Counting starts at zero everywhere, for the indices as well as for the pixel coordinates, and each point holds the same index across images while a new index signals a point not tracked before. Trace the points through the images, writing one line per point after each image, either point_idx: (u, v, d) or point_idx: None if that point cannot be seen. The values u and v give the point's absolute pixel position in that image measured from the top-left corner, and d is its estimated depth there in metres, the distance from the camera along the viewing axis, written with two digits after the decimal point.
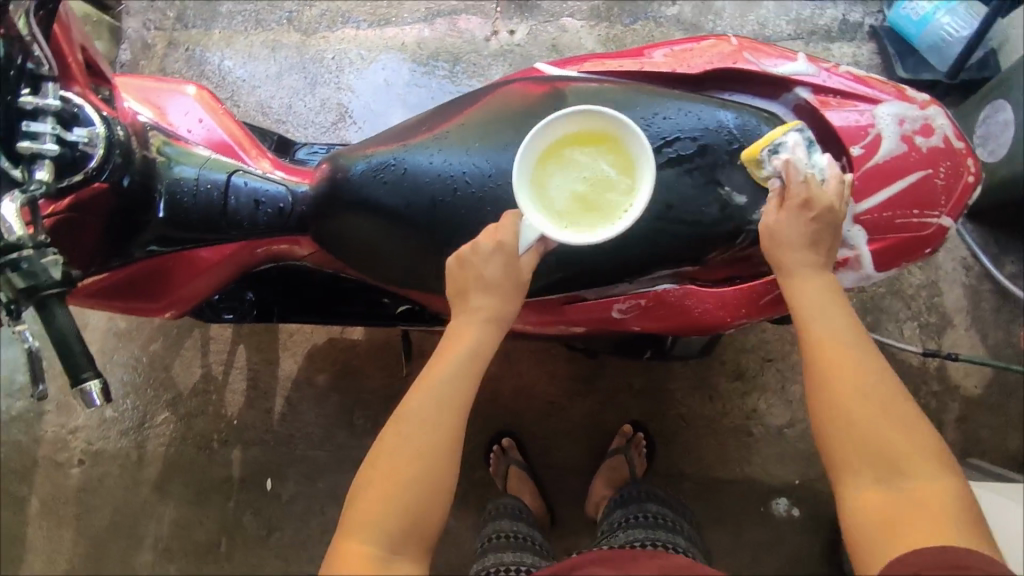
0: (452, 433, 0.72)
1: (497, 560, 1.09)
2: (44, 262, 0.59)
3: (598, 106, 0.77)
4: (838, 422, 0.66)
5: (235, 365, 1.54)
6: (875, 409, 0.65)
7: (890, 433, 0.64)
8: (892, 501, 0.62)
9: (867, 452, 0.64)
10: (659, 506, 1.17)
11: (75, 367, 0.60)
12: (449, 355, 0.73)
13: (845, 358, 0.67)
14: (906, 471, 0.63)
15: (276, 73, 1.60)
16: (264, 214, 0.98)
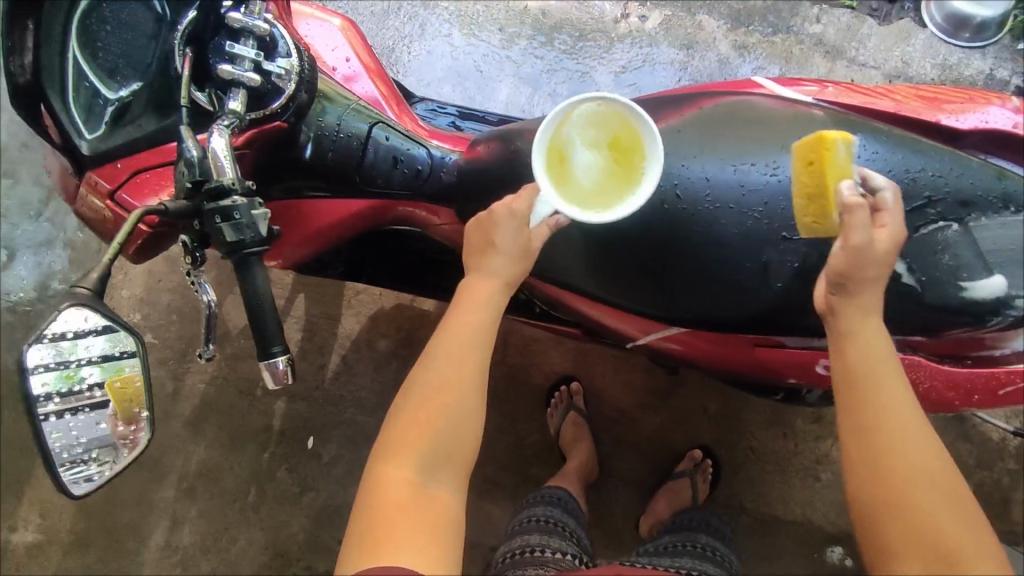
0: (478, 366, 0.70)
1: (525, 541, 1.04)
2: (254, 214, 0.51)
3: (852, 146, 0.68)
4: (875, 473, 0.60)
5: (293, 313, 1.46)
6: (927, 475, 0.60)
7: (933, 498, 0.59)
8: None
9: (924, 518, 0.58)
10: (710, 540, 1.11)
11: (267, 338, 0.54)
12: (465, 301, 0.71)
13: (898, 432, 0.60)
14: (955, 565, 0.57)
15: (382, 12, 1.49)
16: (400, 174, 0.90)
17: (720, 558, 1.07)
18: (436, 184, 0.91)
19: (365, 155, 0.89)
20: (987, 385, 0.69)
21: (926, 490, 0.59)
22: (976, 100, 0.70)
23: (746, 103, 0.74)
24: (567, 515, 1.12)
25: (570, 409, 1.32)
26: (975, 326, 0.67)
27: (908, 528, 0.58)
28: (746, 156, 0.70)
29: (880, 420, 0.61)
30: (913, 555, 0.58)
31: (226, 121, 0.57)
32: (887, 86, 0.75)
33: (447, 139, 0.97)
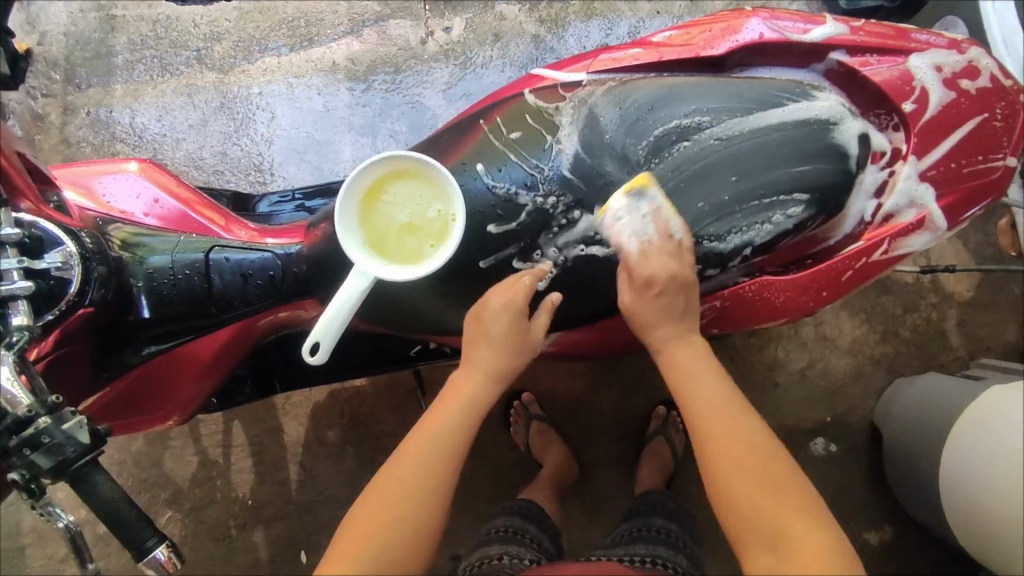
0: (440, 484, 0.68)
1: (483, 551, 1.02)
2: (67, 427, 0.49)
3: (629, 106, 0.76)
4: (713, 456, 0.67)
5: (235, 444, 1.42)
6: (751, 466, 0.65)
7: (762, 481, 0.64)
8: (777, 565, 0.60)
9: (728, 447, 0.66)
10: (667, 521, 1.08)
11: (137, 537, 0.51)
12: (447, 400, 0.71)
13: (730, 440, 0.67)
14: (790, 537, 0.61)
15: (200, 120, 1.46)
16: (256, 287, 0.89)
17: (676, 537, 1.04)
18: (293, 281, 0.90)
19: (212, 285, 0.87)
20: (828, 278, 0.76)
21: (762, 489, 0.64)
22: (716, 27, 0.79)
23: (528, 99, 0.79)
24: (530, 522, 1.12)
25: (531, 420, 1.32)
26: (796, 231, 0.74)
27: (741, 509, 0.64)
28: (545, 145, 0.76)
29: (704, 416, 0.69)
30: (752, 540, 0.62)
31: (14, 339, 0.54)
32: (644, 38, 0.82)
33: (284, 233, 0.96)
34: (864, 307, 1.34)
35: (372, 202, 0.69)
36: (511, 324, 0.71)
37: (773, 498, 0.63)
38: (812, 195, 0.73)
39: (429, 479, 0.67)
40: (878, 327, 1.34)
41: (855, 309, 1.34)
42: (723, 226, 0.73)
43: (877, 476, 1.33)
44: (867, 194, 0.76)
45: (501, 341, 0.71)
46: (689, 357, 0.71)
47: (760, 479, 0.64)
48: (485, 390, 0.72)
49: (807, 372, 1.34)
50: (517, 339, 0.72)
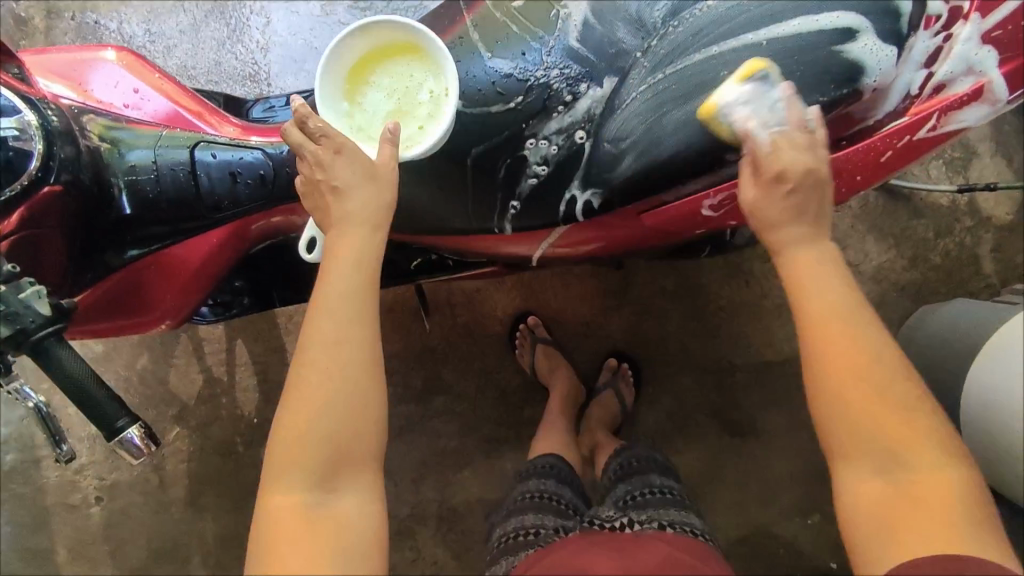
0: (360, 357, 0.63)
1: (517, 522, 0.96)
2: (23, 296, 0.48)
3: None
4: (832, 377, 0.60)
5: (238, 363, 1.41)
6: (884, 389, 0.60)
7: (868, 366, 0.60)
8: (886, 491, 0.60)
9: (846, 359, 0.60)
10: (664, 479, 1.00)
11: (106, 416, 0.49)
12: (331, 270, 0.63)
13: (850, 344, 0.60)
14: (907, 462, 0.59)
15: (191, 26, 1.38)
16: (245, 188, 0.83)
17: (682, 497, 0.96)
18: (287, 183, 0.84)
19: (199, 184, 0.82)
20: (863, 159, 0.65)
21: (886, 413, 0.59)
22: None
23: None
24: (565, 486, 1.05)
25: (538, 343, 1.28)
26: (834, 101, 0.62)
27: (858, 432, 0.60)
28: (553, 14, 0.68)
29: (822, 321, 0.61)
30: (861, 459, 0.61)
31: None
32: None
33: (276, 133, 0.90)
34: (893, 231, 1.26)
35: (369, 61, 0.67)
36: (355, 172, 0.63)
37: (894, 424, 0.60)
38: (858, 57, 0.61)
39: (350, 359, 0.62)
40: (906, 252, 1.26)
41: (882, 232, 1.27)
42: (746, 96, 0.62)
43: None
44: (915, 65, 0.64)
45: (356, 186, 0.63)
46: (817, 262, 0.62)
47: (877, 404, 0.60)
48: (371, 246, 0.64)
49: None
50: (366, 182, 0.63)
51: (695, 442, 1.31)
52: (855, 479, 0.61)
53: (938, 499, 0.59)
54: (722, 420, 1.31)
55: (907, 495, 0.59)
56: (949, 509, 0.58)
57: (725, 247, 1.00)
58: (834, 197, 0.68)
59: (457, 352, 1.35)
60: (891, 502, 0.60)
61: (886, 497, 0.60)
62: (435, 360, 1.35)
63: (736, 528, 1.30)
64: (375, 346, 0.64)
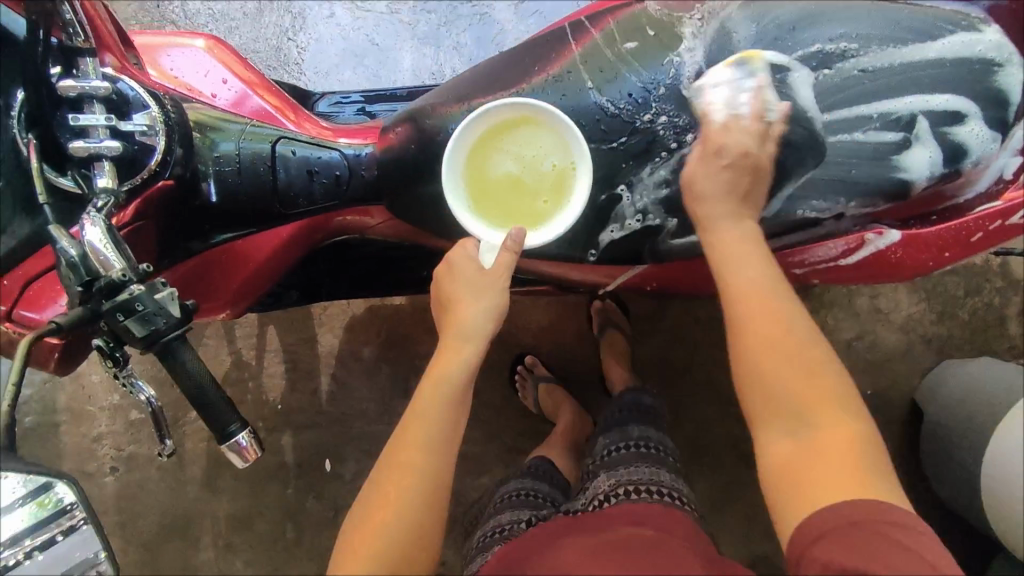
0: (439, 464, 0.71)
1: (495, 522, 1.02)
2: (159, 298, 0.47)
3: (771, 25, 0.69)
4: (751, 348, 0.67)
5: (268, 349, 1.43)
6: (792, 349, 0.66)
7: (780, 332, 0.66)
8: (797, 449, 0.63)
9: (766, 329, 0.67)
10: (643, 431, 1.09)
11: (220, 418, 0.50)
12: (434, 373, 0.74)
13: (763, 312, 0.67)
14: (807, 420, 0.63)
15: (255, 10, 1.39)
16: (321, 186, 0.85)
17: (654, 454, 1.03)
18: (361, 185, 0.86)
19: (278, 178, 0.83)
20: (956, 236, 0.72)
21: (796, 375, 0.65)
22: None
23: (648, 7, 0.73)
24: (540, 481, 1.12)
25: (537, 382, 1.31)
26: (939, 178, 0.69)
27: (771, 398, 0.65)
28: (663, 59, 0.69)
29: (739, 296, 0.68)
30: (771, 418, 0.65)
31: (101, 202, 0.52)
32: None
33: (357, 134, 0.91)
34: (925, 284, 1.30)
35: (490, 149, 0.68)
36: (472, 274, 0.74)
37: (812, 389, 0.64)
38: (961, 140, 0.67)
39: (428, 463, 0.71)
40: (935, 306, 1.29)
41: (914, 285, 1.30)
42: (856, 164, 0.68)
43: (911, 455, 1.31)
44: (1013, 151, 0.70)
45: (473, 296, 0.74)
46: (738, 237, 0.68)
47: (791, 368, 0.65)
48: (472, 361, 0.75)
49: (854, 343, 1.31)
50: (478, 287, 0.74)
51: (712, 471, 1.34)
52: (773, 441, 0.65)
53: (842, 453, 0.61)
54: (741, 453, 1.33)
55: (817, 452, 0.62)
56: (868, 467, 0.60)
57: None
58: (923, 265, 0.74)
59: (486, 360, 1.37)
60: (801, 459, 0.62)
61: (798, 456, 0.62)
62: None
63: (745, 558, 1.32)
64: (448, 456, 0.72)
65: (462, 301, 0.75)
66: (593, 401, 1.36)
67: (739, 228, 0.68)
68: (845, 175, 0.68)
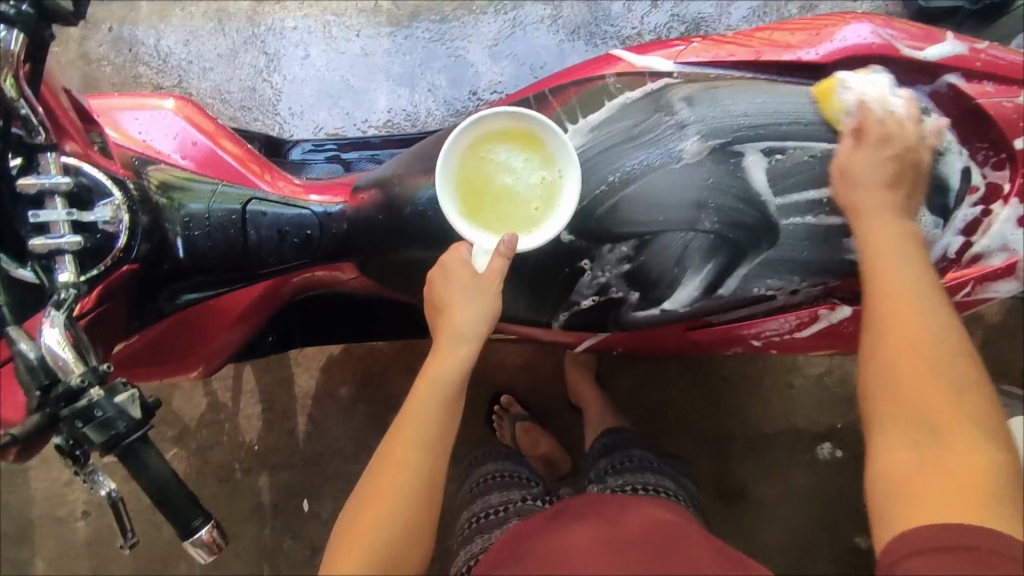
0: (431, 476, 0.67)
1: (484, 503, 1.04)
2: (119, 402, 0.47)
3: (729, 107, 0.72)
4: (886, 342, 0.62)
5: (244, 389, 1.42)
6: (942, 343, 0.60)
7: (919, 320, 0.61)
8: (915, 460, 0.58)
9: (904, 319, 0.62)
10: (644, 451, 1.12)
11: (183, 515, 0.50)
12: (423, 382, 0.69)
13: (908, 299, 0.62)
14: (941, 430, 0.58)
15: (229, 51, 1.39)
16: (291, 246, 0.85)
17: (656, 464, 1.09)
18: (331, 242, 0.87)
19: (248, 237, 0.83)
20: None
21: (924, 373, 0.60)
22: (800, 32, 0.79)
23: (609, 80, 0.75)
24: (519, 464, 1.15)
25: (515, 421, 1.31)
26: None
27: (899, 407, 0.60)
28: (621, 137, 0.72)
29: (882, 280, 0.64)
30: (897, 424, 0.60)
31: (62, 297, 0.52)
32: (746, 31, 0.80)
33: (328, 190, 0.92)
34: None
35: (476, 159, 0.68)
36: (466, 283, 0.68)
37: (948, 405, 0.58)
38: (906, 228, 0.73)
39: (418, 472, 0.66)
40: None
41: None
42: (807, 246, 0.72)
43: None
44: (956, 231, 0.78)
45: (466, 299, 0.69)
46: (873, 229, 0.66)
47: (921, 364, 0.60)
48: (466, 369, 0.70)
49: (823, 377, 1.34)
50: (478, 288, 0.68)
51: None
52: (884, 441, 0.60)
53: (967, 475, 0.56)
54: (718, 487, 1.35)
55: (938, 469, 0.57)
56: (994, 499, 0.54)
57: None
58: None
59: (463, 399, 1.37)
60: (918, 473, 0.57)
61: (915, 472, 0.57)
62: None
63: None
64: (438, 475, 0.67)
65: (455, 305, 0.69)
66: (571, 438, 1.37)
67: (897, 222, 0.66)
68: (798, 255, 0.72)
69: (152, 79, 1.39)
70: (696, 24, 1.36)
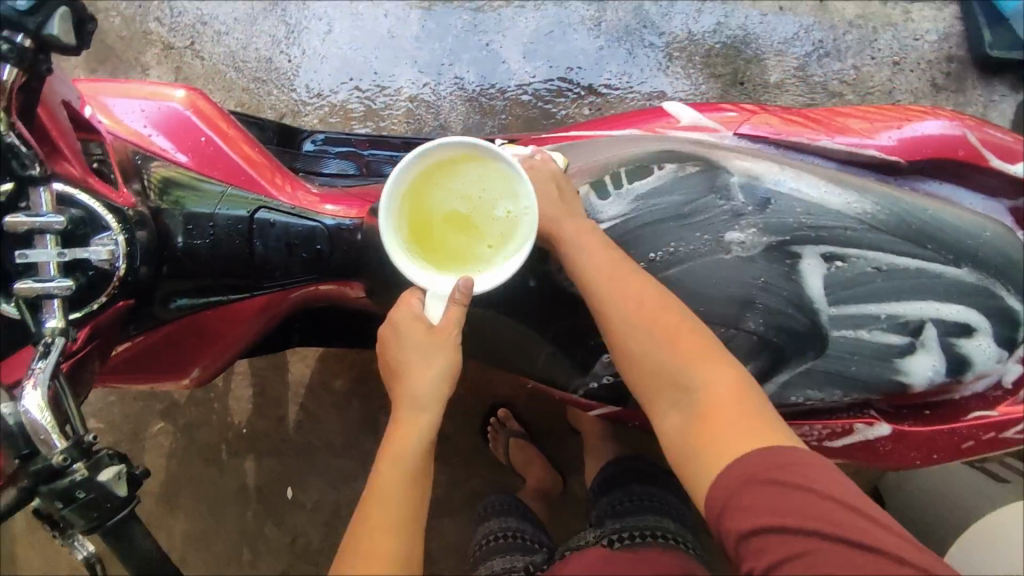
0: (399, 545, 0.64)
1: (488, 567, 1.07)
2: (105, 482, 0.43)
3: (799, 198, 0.72)
4: (620, 329, 0.67)
5: (238, 371, 1.39)
6: (646, 305, 0.67)
7: (637, 300, 0.67)
8: (686, 421, 0.63)
9: (630, 301, 0.67)
10: (645, 487, 1.09)
11: None
12: (387, 452, 0.70)
13: (620, 274, 0.68)
14: (687, 387, 0.63)
15: (247, 15, 1.30)
16: (300, 260, 0.80)
17: (660, 502, 1.06)
18: (341, 259, 0.82)
19: (254, 249, 0.78)
20: (949, 440, 0.79)
21: (668, 343, 0.65)
22: (880, 121, 0.80)
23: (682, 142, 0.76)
24: (524, 521, 1.19)
25: (510, 437, 1.30)
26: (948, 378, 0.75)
27: (653, 381, 0.65)
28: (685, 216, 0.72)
29: (589, 271, 0.69)
30: (660, 397, 0.65)
31: (49, 346, 0.48)
32: (829, 112, 0.82)
33: (343, 201, 0.88)
34: None
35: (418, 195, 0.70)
36: (422, 334, 0.71)
37: (687, 354, 0.64)
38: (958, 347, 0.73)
39: (387, 539, 0.64)
40: None
41: None
42: (854, 361, 0.72)
43: None
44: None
45: (423, 360, 0.72)
46: (577, 231, 0.70)
47: (649, 332, 0.66)
48: (431, 430, 0.71)
49: None
50: (433, 342, 0.71)
51: None
52: (664, 420, 0.65)
53: (727, 408, 0.61)
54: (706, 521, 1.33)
55: (703, 419, 0.61)
56: (765, 422, 0.59)
57: None
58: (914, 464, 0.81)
59: (459, 406, 1.36)
60: (688, 430, 0.62)
61: (685, 429, 0.62)
62: None
63: None
64: (411, 546, 0.65)
65: (415, 368, 0.71)
66: (565, 456, 1.35)
67: (585, 219, 0.72)
68: (845, 369, 0.73)
69: (162, 38, 1.30)
70: (744, 41, 1.28)
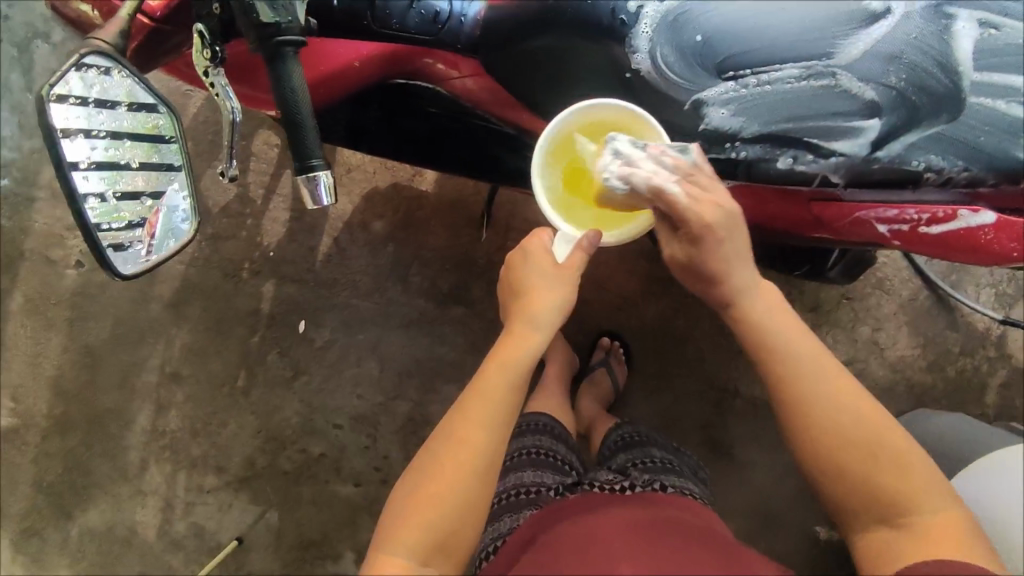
0: (486, 451, 0.68)
1: (517, 479, 0.98)
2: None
3: None
4: (818, 451, 0.67)
5: (278, 193, 1.38)
6: (856, 417, 0.66)
7: (844, 415, 0.66)
8: (894, 537, 0.64)
9: (836, 421, 0.66)
10: (664, 453, 1.03)
11: (304, 148, 0.50)
12: (489, 367, 0.71)
13: (836, 390, 0.67)
14: (906, 505, 0.63)
15: None
16: (418, 17, 0.68)
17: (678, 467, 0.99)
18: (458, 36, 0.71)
19: None
20: None
21: (871, 456, 0.65)
22: None
23: None
24: (556, 443, 1.08)
25: None
26: None
27: (860, 499, 0.65)
28: None
29: (796, 388, 0.67)
30: (865, 511, 0.65)
31: None
32: None
33: None
34: (927, 334, 1.32)
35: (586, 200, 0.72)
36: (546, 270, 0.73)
37: (897, 466, 0.64)
38: None
39: (476, 450, 0.68)
40: (928, 355, 1.32)
41: (916, 331, 1.32)
42: (984, 131, 0.60)
43: None
44: None
45: (548, 286, 0.72)
46: (781, 321, 0.69)
47: (855, 447, 0.65)
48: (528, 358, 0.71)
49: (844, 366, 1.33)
50: (558, 272, 0.72)
51: None
52: (862, 525, 0.66)
53: (946, 534, 0.62)
54: (705, 436, 1.35)
55: (925, 536, 0.62)
56: (961, 533, 0.63)
57: (816, 274, 1.07)
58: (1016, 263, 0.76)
59: (494, 272, 1.38)
60: (904, 542, 0.63)
61: (895, 540, 0.63)
62: (471, 271, 1.38)
63: None
64: (493, 452, 0.69)
65: (537, 289, 0.72)
66: (582, 342, 1.38)
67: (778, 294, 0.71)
68: (968, 137, 0.60)
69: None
70: None
